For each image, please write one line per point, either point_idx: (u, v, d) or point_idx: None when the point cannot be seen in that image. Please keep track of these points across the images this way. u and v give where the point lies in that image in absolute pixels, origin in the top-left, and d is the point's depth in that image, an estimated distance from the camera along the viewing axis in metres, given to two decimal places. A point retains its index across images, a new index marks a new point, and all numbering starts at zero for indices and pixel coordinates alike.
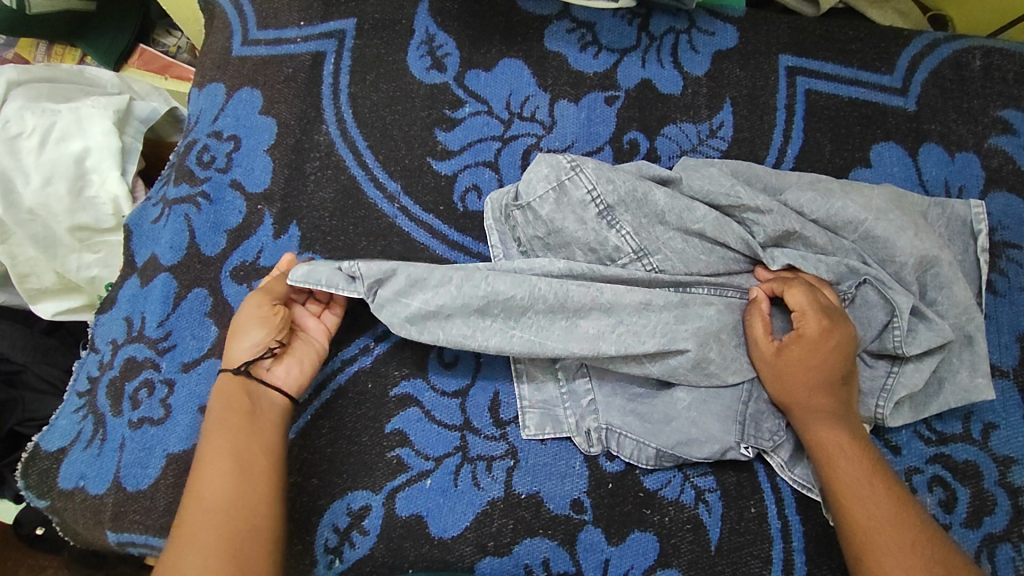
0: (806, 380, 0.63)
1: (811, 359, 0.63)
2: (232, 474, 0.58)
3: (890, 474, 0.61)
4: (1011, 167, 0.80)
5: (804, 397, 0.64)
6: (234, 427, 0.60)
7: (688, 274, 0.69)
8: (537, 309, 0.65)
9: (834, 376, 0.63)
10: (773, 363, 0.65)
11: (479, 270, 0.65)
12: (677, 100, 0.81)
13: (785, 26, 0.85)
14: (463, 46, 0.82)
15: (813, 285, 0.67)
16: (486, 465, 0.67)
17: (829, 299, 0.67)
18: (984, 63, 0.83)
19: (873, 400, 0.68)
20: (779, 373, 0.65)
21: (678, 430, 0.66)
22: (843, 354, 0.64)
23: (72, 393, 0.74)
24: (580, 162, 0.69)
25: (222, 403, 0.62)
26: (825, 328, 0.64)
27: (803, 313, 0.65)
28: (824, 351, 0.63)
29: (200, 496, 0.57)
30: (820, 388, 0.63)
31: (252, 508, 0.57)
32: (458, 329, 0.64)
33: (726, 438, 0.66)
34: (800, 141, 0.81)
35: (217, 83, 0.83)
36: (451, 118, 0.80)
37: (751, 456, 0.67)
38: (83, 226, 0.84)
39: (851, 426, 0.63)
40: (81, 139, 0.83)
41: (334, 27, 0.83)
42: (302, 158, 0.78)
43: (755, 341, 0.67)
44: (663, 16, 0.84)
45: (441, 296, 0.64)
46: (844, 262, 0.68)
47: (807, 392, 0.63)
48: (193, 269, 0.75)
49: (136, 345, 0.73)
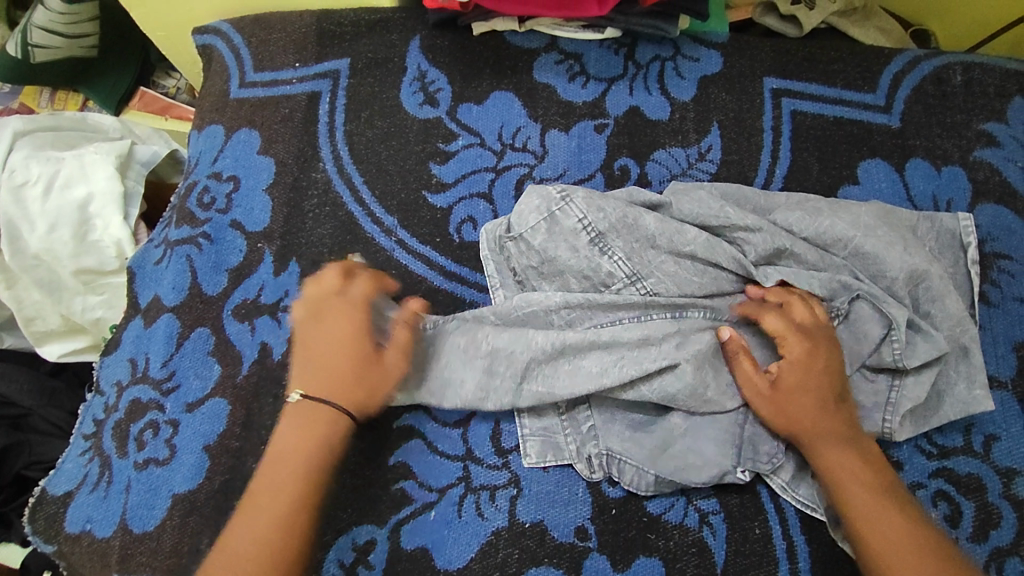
0: (800, 404, 0.64)
1: (803, 383, 0.64)
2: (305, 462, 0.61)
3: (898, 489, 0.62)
4: (997, 179, 0.81)
5: (802, 422, 0.64)
6: (297, 462, 0.60)
7: (683, 296, 0.70)
8: (537, 371, 0.67)
9: (827, 395, 0.64)
10: (769, 389, 0.65)
11: (480, 327, 0.69)
12: (666, 125, 0.83)
13: (768, 50, 0.87)
14: (455, 81, 0.84)
15: (798, 304, 0.67)
16: (489, 495, 0.67)
17: (821, 316, 0.67)
18: (965, 78, 0.85)
19: (879, 415, 0.68)
20: (777, 399, 0.65)
21: (676, 455, 0.67)
22: (831, 375, 0.65)
23: (79, 436, 0.75)
24: (568, 192, 0.71)
25: (307, 412, 0.62)
26: (809, 348, 0.65)
27: (785, 337, 0.66)
28: (813, 370, 0.64)
29: (248, 522, 0.58)
30: (817, 410, 0.64)
31: (304, 541, 0.59)
32: (473, 391, 0.67)
33: (723, 463, 0.66)
34: (788, 161, 0.82)
35: (217, 125, 0.85)
36: (445, 151, 0.82)
37: (748, 479, 0.67)
38: (86, 270, 0.86)
39: (851, 445, 0.63)
40: (84, 185, 0.85)
41: (328, 68, 0.85)
42: (300, 196, 0.80)
43: (744, 371, 0.66)
44: (648, 45, 0.86)
45: (450, 363, 0.68)
46: (836, 279, 0.69)
47: (808, 416, 0.64)
48: (196, 309, 0.76)
49: (141, 386, 0.73)
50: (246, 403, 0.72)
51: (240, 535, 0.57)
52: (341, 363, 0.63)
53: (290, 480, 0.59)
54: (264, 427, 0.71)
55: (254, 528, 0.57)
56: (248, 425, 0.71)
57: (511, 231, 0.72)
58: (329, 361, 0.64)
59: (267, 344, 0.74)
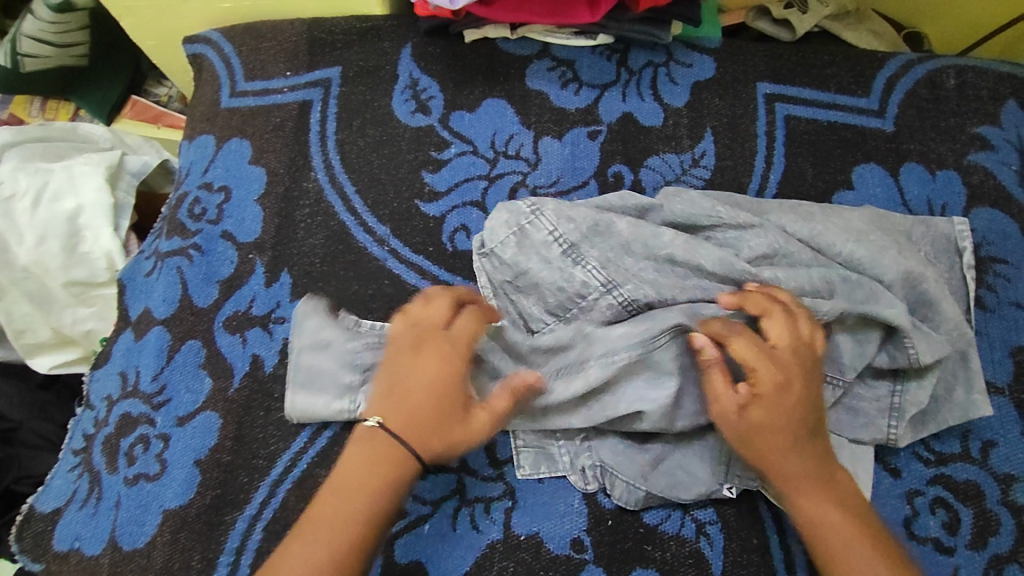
0: (769, 436, 0.59)
1: (774, 414, 0.59)
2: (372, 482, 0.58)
3: (874, 523, 0.59)
4: (992, 182, 0.80)
5: (773, 456, 0.59)
6: (366, 483, 0.58)
7: (664, 302, 0.67)
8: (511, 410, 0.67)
9: (799, 427, 0.59)
10: (738, 422, 0.60)
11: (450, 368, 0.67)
12: (659, 131, 0.83)
13: (762, 55, 0.86)
14: (447, 89, 0.84)
15: (771, 318, 0.61)
16: (484, 507, 0.67)
17: (799, 332, 0.61)
18: (958, 82, 0.85)
19: (885, 421, 0.67)
20: (747, 432, 0.60)
21: (666, 472, 0.66)
22: (803, 403, 0.60)
23: (69, 451, 0.74)
24: (538, 205, 0.70)
25: (380, 445, 0.59)
26: (780, 377, 0.59)
27: (755, 365, 0.60)
28: (785, 402, 0.59)
29: (309, 538, 0.56)
30: (788, 445, 0.59)
31: (363, 563, 0.57)
32: None
33: (711, 482, 0.66)
34: (782, 166, 0.82)
35: (207, 134, 0.84)
36: (437, 159, 0.81)
37: (734, 495, 0.66)
38: (76, 282, 0.85)
39: (825, 478, 0.60)
40: (74, 197, 0.85)
41: (319, 76, 0.85)
42: (291, 207, 0.80)
43: (715, 397, 0.61)
44: (641, 50, 0.86)
45: None
46: (819, 275, 0.66)
47: (783, 453, 0.59)
48: (186, 321, 0.75)
49: (131, 400, 0.73)
50: (238, 416, 0.71)
51: (300, 551, 0.55)
52: (428, 410, 0.59)
53: (357, 499, 0.57)
54: (256, 441, 0.70)
55: (316, 545, 0.55)
56: (240, 438, 0.70)
57: (483, 246, 0.71)
58: (414, 402, 0.60)
59: (259, 356, 0.73)
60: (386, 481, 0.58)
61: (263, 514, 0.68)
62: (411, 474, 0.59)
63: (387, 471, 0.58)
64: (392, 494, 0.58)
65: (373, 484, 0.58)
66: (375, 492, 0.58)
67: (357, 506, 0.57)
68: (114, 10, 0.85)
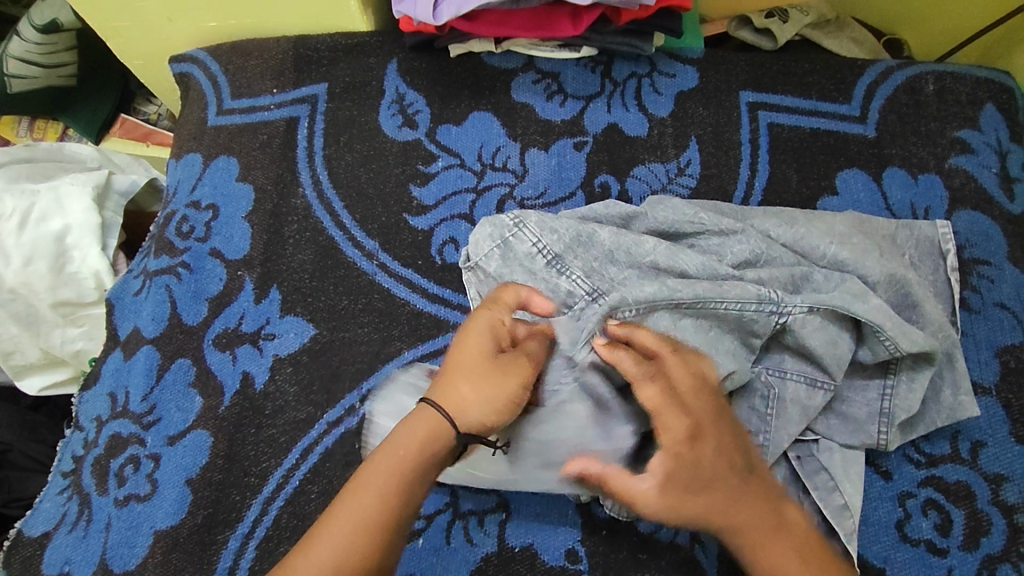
0: (700, 498, 0.56)
1: (700, 471, 0.56)
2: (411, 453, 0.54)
3: (817, 543, 0.57)
4: (973, 185, 0.81)
5: (717, 518, 0.56)
6: (401, 449, 0.54)
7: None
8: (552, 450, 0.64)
9: (727, 474, 0.57)
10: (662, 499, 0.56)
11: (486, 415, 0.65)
12: (644, 141, 0.83)
13: (744, 64, 0.88)
14: (434, 103, 0.84)
15: (664, 366, 0.60)
16: (478, 520, 0.67)
17: (694, 371, 0.60)
18: (937, 87, 0.86)
19: (875, 426, 0.67)
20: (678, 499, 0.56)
21: None
22: (722, 450, 0.57)
23: (58, 473, 0.74)
24: (522, 218, 0.70)
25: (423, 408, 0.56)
26: (691, 427, 0.57)
27: (659, 411, 0.58)
28: (695, 452, 0.56)
29: (346, 511, 0.52)
30: (724, 501, 0.56)
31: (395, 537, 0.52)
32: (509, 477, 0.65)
33: None
34: (767, 173, 0.83)
35: (195, 153, 0.84)
36: (425, 173, 0.82)
37: None
38: (65, 302, 0.85)
39: (772, 517, 0.57)
40: (61, 217, 0.85)
41: (306, 93, 0.85)
42: (280, 223, 0.80)
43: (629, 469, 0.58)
44: (624, 62, 0.87)
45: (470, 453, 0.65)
46: (795, 271, 0.66)
47: (721, 513, 0.56)
48: (176, 339, 0.75)
49: (121, 421, 0.72)
50: (229, 434, 0.71)
51: (338, 527, 0.51)
52: (468, 360, 0.58)
53: (397, 461, 0.53)
54: (247, 458, 0.70)
55: (349, 519, 0.51)
56: (231, 456, 0.70)
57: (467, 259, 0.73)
58: (451, 359, 0.59)
59: (249, 373, 0.73)
60: (427, 449, 0.54)
61: (256, 533, 0.67)
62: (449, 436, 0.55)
63: (423, 434, 0.55)
64: (424, 461, 0.54)
65: (410, 449, 0.54)
66: (408, 461, 0.53)
67: (393, 472, 0.53)
68: (100, 30, 0.85)
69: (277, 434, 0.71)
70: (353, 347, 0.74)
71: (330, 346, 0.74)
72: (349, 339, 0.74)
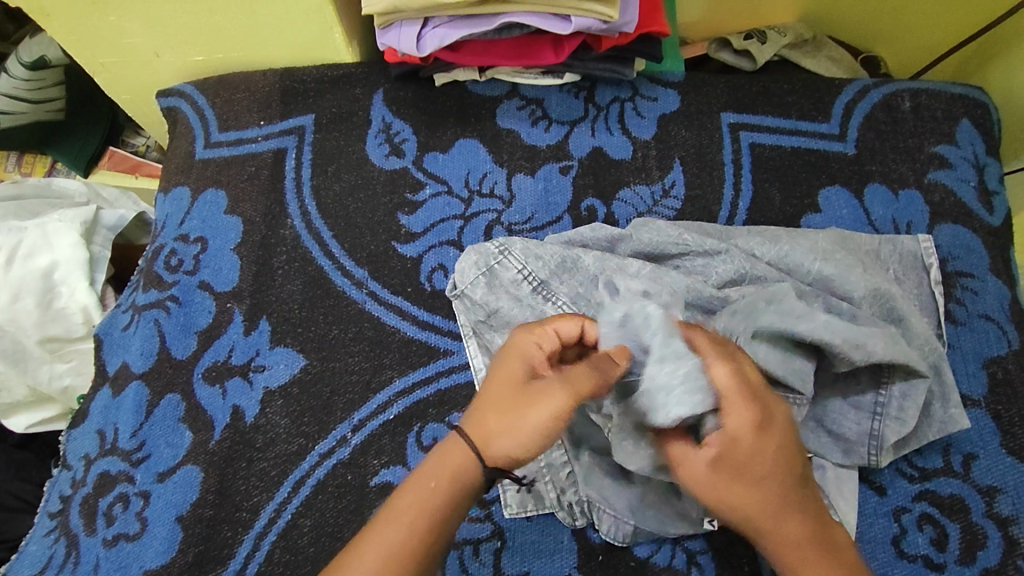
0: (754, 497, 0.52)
1: (759, 469, 0.52)
2: (459, 462, 0.53)
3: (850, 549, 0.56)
4: (953, 199, 0.83)
5: (761, 518, 0.53)
6: (433, 478, 0.53)
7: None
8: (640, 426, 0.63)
9: (781, 477, 0.53)
10: (711, 495, 0.53)
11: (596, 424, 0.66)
12: (629, 164, 0.85)
13: (723, 86, 0.89)
14: (420, 131, 0.85)
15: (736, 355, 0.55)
16: (473, 549, 0.66)
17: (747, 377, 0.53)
18: (913, 104, 0.88)
19: (864, 448, 0.67)
20: (725, 500, 0.53)
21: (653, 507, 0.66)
22: (786, 458, 0.53)
23: (45, 514, 0.73)
24: (506, 245, 0.71)
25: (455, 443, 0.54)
26: (756, 428, 0.52)
27: (729, 401, 0.52)
28: (756, 475, 0.52)
29: (404, 498, 0.53)
30: (766, 501, 0.53)
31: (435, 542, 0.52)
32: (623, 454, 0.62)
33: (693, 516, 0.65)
34: (750, 193, 0.84)
35: (182, 186, 0.85)
36: (413, 201, 0.82)
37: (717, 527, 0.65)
38: (53, 338, 0.84)
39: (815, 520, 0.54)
40: (49, 253, 0.85)
41: (293, 124, 0.86)
42: (269, 254, 0.80)
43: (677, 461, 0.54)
44: (607, 87, 0.88)
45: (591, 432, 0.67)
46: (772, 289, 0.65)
47: (773, 512, 0.53)
48: (165, 374, 0.75)
49: (110, 459, 0.72)
50: (219, 469, 0.70)
51: (369, 554, 0.50)
52: (496, 392, 0.54)
53: (455, 461, 0.53)
54: (238, 493, 0.69)
55: (381, 544, 0.50)
56: (222, 492, 0.69)
57: (454, 287, 0.74)
58: (486, 389, 0.56)
59: (239, 407, 0.73)
60: (465, 466, 0.53)
61: (248, 569, 0.66)
62: (473, 470, 0.53)
63: (452, 467, 0.53)
64: (459, 502, 0.53)
65: (443, 478, 0.53)
66: (453, 493, 0.53)
67: (427, 499, 0.52)
68: (88, 66, 0.86)
69: (268, 468, 0.70)
70: (344, 377, 0.74)
71: (320, 377, 0.74)
72: (339, 369, 0.74)
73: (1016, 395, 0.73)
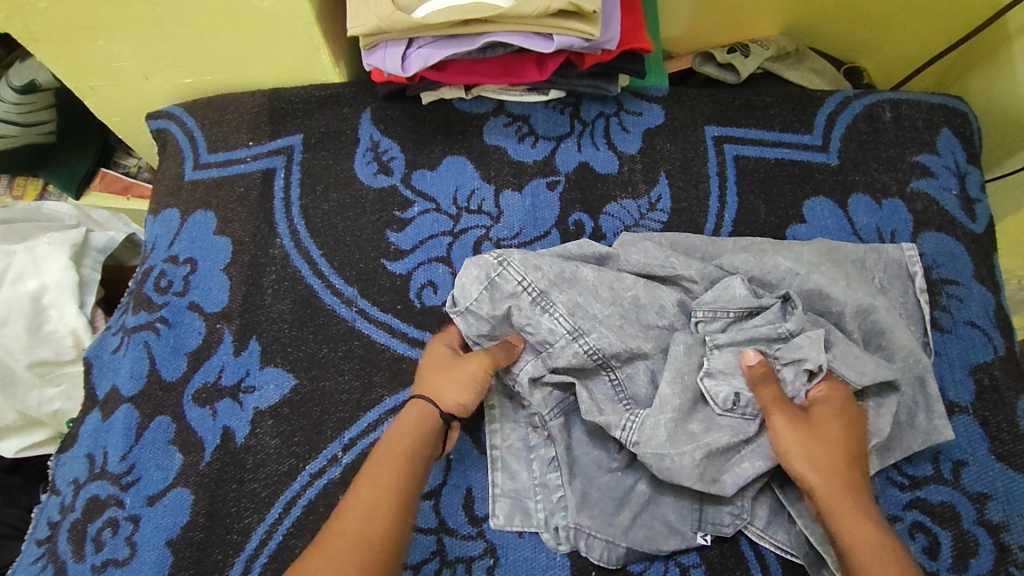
0: (828, 441, 0.61)
1: (835, 421, 0.62)
2: (416, 419, 0.63)
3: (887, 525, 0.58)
4: (936, 208, 0.84)
5: (826, 464, 0.60)
6: (398, 439, 0.61)
7: (630, 350, 0.68)
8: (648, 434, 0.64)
9: (850, 438, 0.62)
10: (795, 430, 0.61)
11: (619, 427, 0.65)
12: (616, 178, 0.85)
13: (707, 101, 0.90)
14: (407, 149, 0.86)
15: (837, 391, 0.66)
16: (465, 567, 0.66)
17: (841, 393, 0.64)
18: (894, 115, 0.89)
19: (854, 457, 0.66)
20: (805, 444, 0.61)
21: (642, 527, 0.67)
22: (857, 431, 0.62)
23: (33, 541, 0.72)
24: (505, 256, 0.69)
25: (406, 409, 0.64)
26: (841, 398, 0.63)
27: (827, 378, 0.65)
28: (831, 431, 0.61)
29: (377, 451, 0.61)
30: (837, 450, 0.61)
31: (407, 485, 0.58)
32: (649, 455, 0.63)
33: (686, 532, 0.66)
34: (735, 205, 0.85)
35: (172, 208, 0.85)
36: (402, 218, 0.83)
37: (710, 542, 0.67)
38: (42, 361, 0.84)
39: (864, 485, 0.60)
40: (37, 277, 0.84)
41: (282, 144, 0.87)
42: (258, 273, 0.80)
43: (773, 399, 0.63)
44: (592, 103, 0.89)
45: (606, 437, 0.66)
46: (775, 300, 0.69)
47: (838, 461, 0.60)
48: (155, 397, 0.74)
49: (99, 482, 0.71)
50: (210, 491, 0.70)
51: (358, 500, 0.56)
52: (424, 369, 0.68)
53: (412, 415, 0.63)
54: (229, 515, 0.69)
55: (363, 489, 0.57)
56: (213, 514, 0.69)
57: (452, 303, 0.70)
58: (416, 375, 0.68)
59: (229, 427, 0.73)
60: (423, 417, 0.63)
61: None
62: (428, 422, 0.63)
63: (409, 424, 0.63)
64: (421, 449, 0.61)
65: (405, 437, 0.62)
66: (418, 442, 0.61)
67: (397, 452, 0.60)
68: (77, 89, 0.87)
69: (259, 489, 0.70)
70: (335, 397, 0.74)
71: (310, 396, 0.74)
72: (330, 388, 0.74)
73: (1003, 401, 0.74)
